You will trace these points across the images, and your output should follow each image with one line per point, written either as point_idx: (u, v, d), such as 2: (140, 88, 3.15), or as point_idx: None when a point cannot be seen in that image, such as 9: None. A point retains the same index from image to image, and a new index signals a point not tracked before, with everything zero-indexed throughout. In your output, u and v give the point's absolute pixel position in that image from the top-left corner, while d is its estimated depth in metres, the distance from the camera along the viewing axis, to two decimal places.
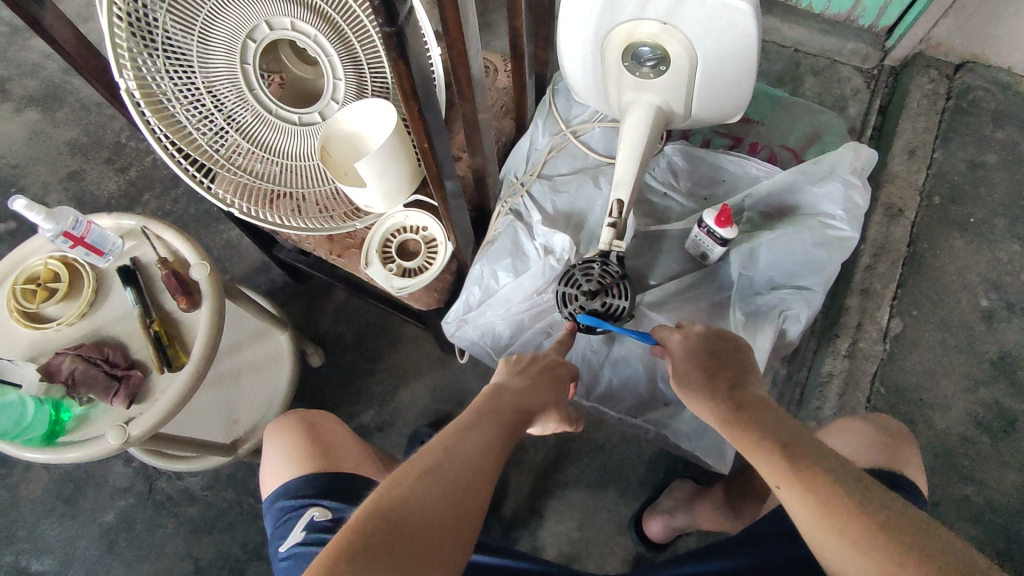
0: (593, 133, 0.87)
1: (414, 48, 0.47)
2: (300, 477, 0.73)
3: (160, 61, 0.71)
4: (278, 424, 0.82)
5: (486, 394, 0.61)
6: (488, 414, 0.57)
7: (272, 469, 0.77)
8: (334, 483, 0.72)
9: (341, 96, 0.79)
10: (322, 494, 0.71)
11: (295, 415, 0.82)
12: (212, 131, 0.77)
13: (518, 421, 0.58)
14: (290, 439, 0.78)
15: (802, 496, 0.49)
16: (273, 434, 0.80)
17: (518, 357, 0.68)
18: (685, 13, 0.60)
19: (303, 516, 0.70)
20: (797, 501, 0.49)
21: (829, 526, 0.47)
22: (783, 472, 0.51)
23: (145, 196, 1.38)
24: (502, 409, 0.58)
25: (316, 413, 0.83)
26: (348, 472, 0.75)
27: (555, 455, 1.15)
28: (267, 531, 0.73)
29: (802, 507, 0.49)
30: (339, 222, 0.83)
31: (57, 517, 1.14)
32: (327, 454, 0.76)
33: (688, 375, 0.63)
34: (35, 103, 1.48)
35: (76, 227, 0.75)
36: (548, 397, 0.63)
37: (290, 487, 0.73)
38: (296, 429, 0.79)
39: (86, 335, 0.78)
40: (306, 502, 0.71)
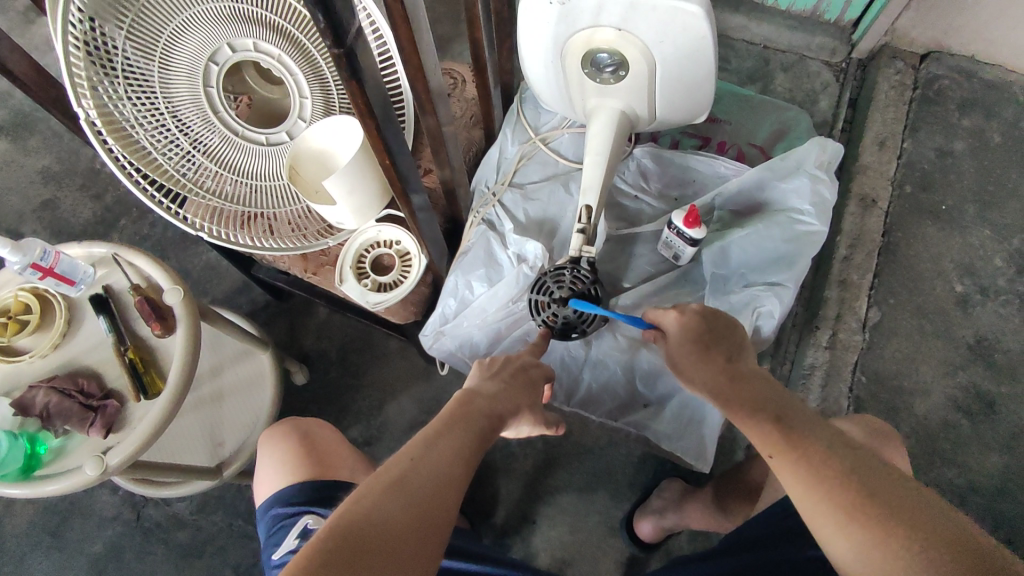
0: (562, 139, 0.88)
1: (366, 67, 0.48)
2: (293, 485, 0.72)
3: (121, 88, 0.71)
4: (269, 433, 0.81)
5: (457, 399, 0.61)
6: (456, 418, 0.57)
7: (264, 480, 0.76)
8: (325, 491, 0.71)
9: (308, 115, 0.79)
10: (314, 501, 0.71)
11: (287, 426, 0.81)
12: (178, 155, 0.76)
13: (487, 423, 0.58)
14: (283, 449, 0.77)
15: (799, 473, 0.49)
16: (264, 443, 0.80)
17: (491, 361, 0.68)
18: (640, 18, 0.61)
19: (296, 525, 0.69)
20: (795, 480, 0.49)
21: (819, 500, 0.47)
22: (780, 445, 0.51)
23: (121, 221, 1.38)
24: (474, 415, 0.58)
25: (308, 422, 0.83)
26: (339, 479, 0.74)
27: (544, 461, 1.15)
28: (261, 537, 0.72)
29: (796, 483, 0.49)
30: (312, 240, 0.82)
31: (44, 550, 1.13)
32: (318, 461, 0.76)
33: (681, 353, 0.63)
34: (6, 133, 1.47)
35: (44, 257, 0.74)
36: (519, 400, 0.63)
37: (284, 494, 0.72)
38: (289, 437, 0.79)
39: (60, 367, 0.77)
40: (298, 510, 0.70)
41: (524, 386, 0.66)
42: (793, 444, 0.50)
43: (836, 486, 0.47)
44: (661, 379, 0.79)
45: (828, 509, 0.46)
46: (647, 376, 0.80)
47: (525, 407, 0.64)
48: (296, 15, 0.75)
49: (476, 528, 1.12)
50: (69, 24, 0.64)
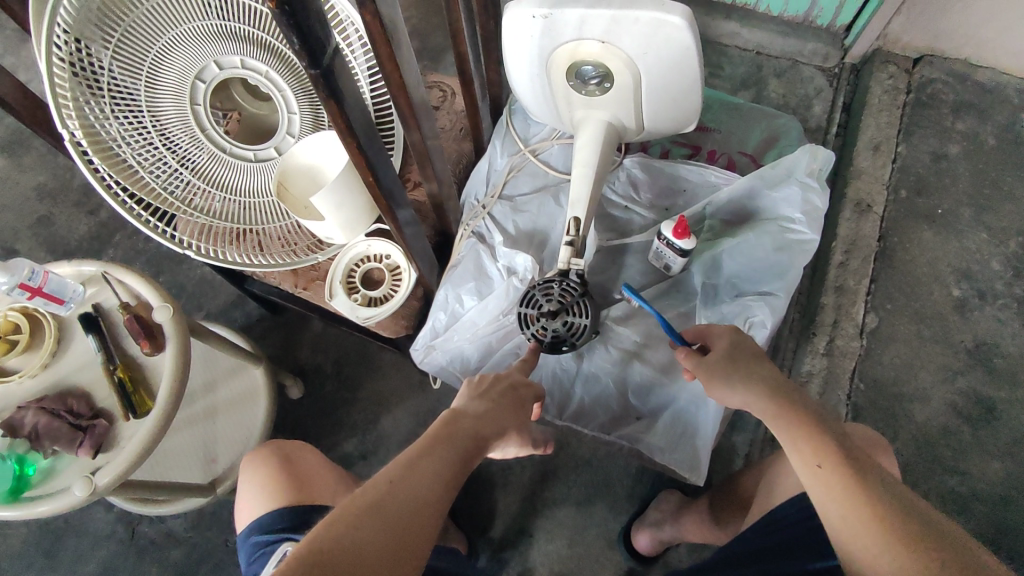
0: (552, 150, 0.87)
1: (345, 86, 0.48)
2: (273, 510, 0.71)
3: (107, 107, 0.71)
4: (250, 457, 0.80)
5: (445, 419, 0.60)
6: (442, 440, 0.56)
7: (245, 508, 0.75)
8: (305, 516, 0.70)
9: (296, 130, 0.80)
10: (294, 527, 0.69)
11: (268, 448, 0.80)
12: (165, 173, 0.76)
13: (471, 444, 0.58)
14: (263, 475, 0.76)
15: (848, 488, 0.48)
16: (247, 467, 0.78)
17: (481, 380, 0.67)
18: (623, 31, 0.61)
19: (275, 553, 0.67)
20: (837, 490, 0.48)
21: (863, 520, 0.46)
22: (833, 461, 0.50)
23: (116, 237, 1.38)
24: (458, 437, 0.57)
25: (288, 443, 0.81)
26: (319, 505, 0.73)
27: (540, 473, 1.15)
28: (242, 565, 0.71)
29: (839, 497, 0.48)
30: (302, 256, 0.82)
31: (38, 569, 1.13)
32: (300, 487, 0.74)
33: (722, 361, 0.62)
34: (2, 150, 1.48)
35: (33, 277, 0.75)
36: (506, 420, 0.62)
37: (264, 521, 0.71)
38: (270, 460, 0.77)
39: (49, 386, 0.77)
40: (279, 537, 0.69)
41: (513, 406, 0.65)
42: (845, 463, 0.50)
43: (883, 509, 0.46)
44: (653, 392, 0.78)
45: (864, 524, 0.46)
46: (638, 388, 0.79)
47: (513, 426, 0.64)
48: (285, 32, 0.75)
49: (474, 542, 1.12)
50: (54, 45, 0.64)
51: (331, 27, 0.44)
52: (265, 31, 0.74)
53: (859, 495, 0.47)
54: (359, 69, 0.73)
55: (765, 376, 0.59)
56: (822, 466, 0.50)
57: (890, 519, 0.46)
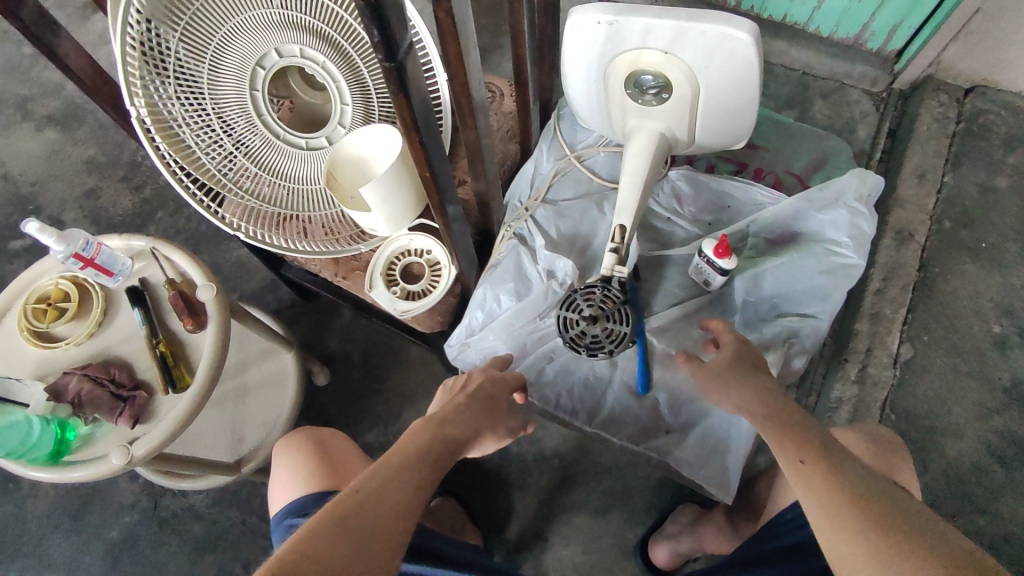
0: (597, 157, 0.88)
1: (413, 79, 0.48)
2: (308, 495, 0.72)
3: (172, 87, 0.73)
4: (283, 443, 0.81)
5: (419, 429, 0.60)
6: (415, 447, 0.57)
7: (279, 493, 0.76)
8: None
9: (348, 121, 0.81)
10: None
11: (302, 434, 0.81)
12: (220, 155, 0.78)
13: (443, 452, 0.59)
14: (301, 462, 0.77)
15: (823, 472, 0.52)
16: (280, 452, 0.79)
17: (455, 383, 0.74)
18: (688, 42, 0.62)
19: None
20: (815, 475, 0.52)
21: (832, 500, 0.50)
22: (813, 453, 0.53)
23: (158, 214, 1.42)
24: (432, 443, 0.58)
25: (324, 431, 0.83)
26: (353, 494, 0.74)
27: (559, 478, 1.15)
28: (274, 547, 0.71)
29: (816, 481, 0.51)
30: (345, 245, 0.83)
31: (63, 532, 1.15)
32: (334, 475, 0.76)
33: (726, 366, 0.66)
34: (56, 122, 1.53)
35: (87, 248, 0.76)
36: (478, 423, 0.64)
37: (298, 504, 0.71)
38: (305, 446, 0.79)
39: (93, 355, 0.79)
40: None
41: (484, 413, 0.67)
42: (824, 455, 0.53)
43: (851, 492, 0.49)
44: (687, 405, 0.78)
45: (836, 504, 0.49)
46: (671, 400, 0.78)
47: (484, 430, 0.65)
48: (343, 24, 0.75)
49: (489, 541, 1.13)
50: (127, 24, 0.66)
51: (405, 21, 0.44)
52: (324, 23, 0.75)
53: (838, 492, 0.50)
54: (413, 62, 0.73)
55: (756, 381, 0.63)
56: (805, 463, 0.53)
57: (858, 501, 0.49)
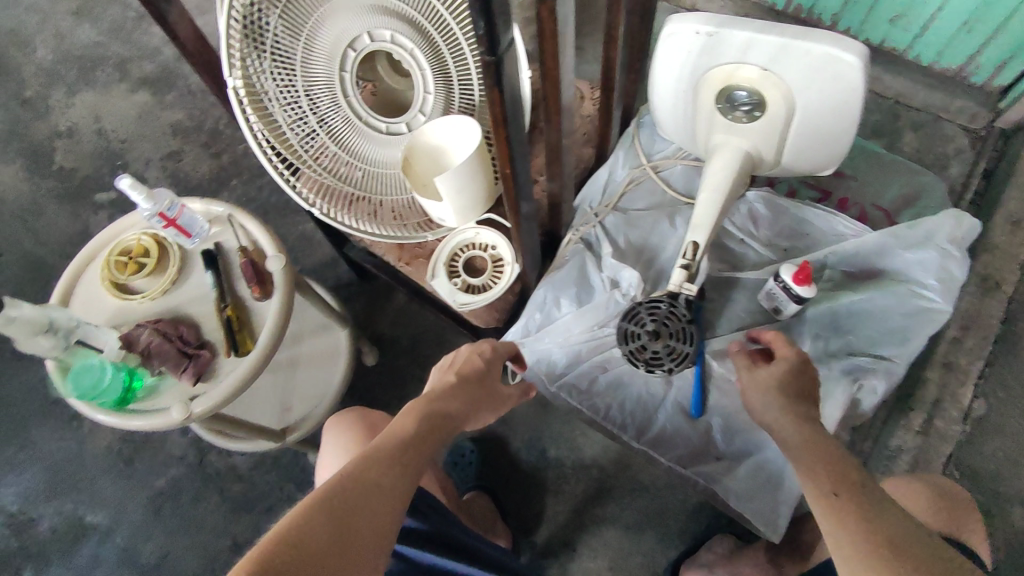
0: (674, 169, 0.87)
1: (509, 76, 0.48)
2: None
3: (267, 62, 0.74)
4: (336, 419, 0.83)
5: (408, 409, 0.62)
6: (403, 430, 0.59)
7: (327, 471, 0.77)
8: None
9: (428, 110, 0.81)
10: None
11: (355, 414, 0.83)
12: (305, 133, 0.79)
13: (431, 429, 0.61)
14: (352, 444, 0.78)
15: (850, 510, 0.49)
16: (331, 429, 0.81)
17: (450, 359, 0.71)
18: (790, 60, 0.60)
19: None
20: (844, 510, 0.49)
21: (852, 538, 0.47)
22: (846, 491, 0.51)
23: (232, 181, 1.47)
24: (422, 424, 0.60)
25: (375, 414, 0.84)
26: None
27: (594, 489, 1.14)
28: None
29: (843, 517, 0.49)
30: (412, 232, 0.84)
31: (115, 474, 1.22)
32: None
33: (780, 381, 0.64)
34: (149, 85, 1.60)
35: (171, 209, 0.80)
36: (468, 403, 0.66)
37: None
38: (356, 427, 0.80)
39: (164, 311, 0.82)
40: None
41: (475, 393, 0.68)
42: (858, 496, 0.50)
43: (876, 535, 0.47)
44: (742, 433, 0.75)
45: (858, 540, 0.47)
46: (725, 427, 0.76)
47: (473, 409, 0.67)
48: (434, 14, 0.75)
49: (517, 542, 1.14)
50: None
51: (509, 19, 0.44)
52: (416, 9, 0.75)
53: (860, 531, 0.47)
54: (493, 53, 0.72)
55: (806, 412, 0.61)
56: (837, 497, 0.51)
57: (885, 545, 0.46)
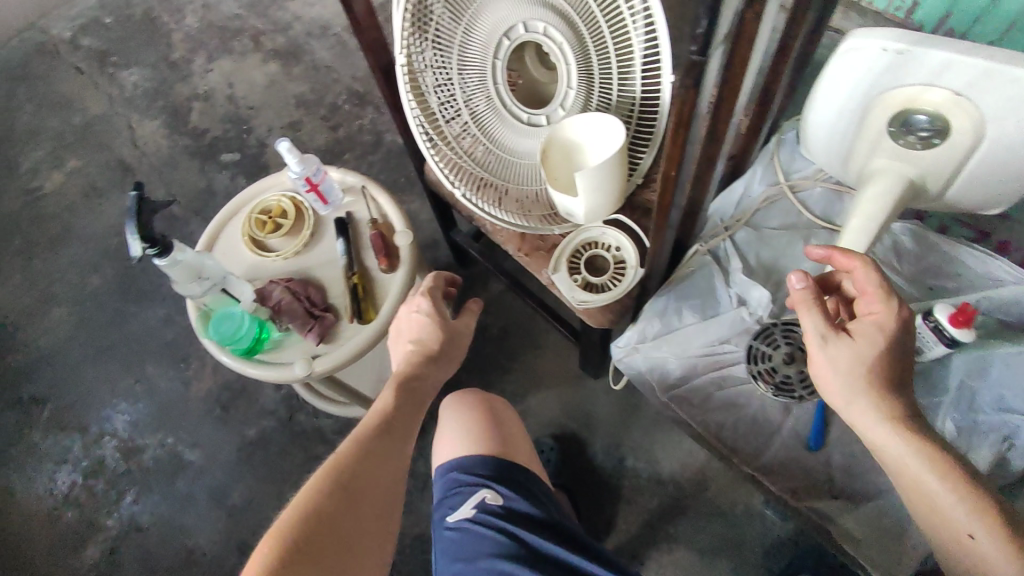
0: (813, 191, 0.83)
1: (706, 77, 0.46)
2: (476, 455, 0.75)
3: (429, 42, 0.76)
4: (455, 401, 0.85)
5: (391, 388, 0.70)
6: (381, 409, 0.68)
7: (447, 443, 0.79)
8: (507, 472, 0.73)
9: (569, 104, 0.80)
10: (495, 478, 0.72)
11: (473, 398, 0.85)
12: (451, 114, 0.81)
13: (412, 407, 0.70)
14: (472, 421, 0.81)
15: (992, 542, 0.51)
16: (450, 410, 0.84)
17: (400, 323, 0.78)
18: (988, 90, 0.57)
19: (474, 495, 0.71)
20: (986, 543, 0.51)
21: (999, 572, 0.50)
22: (983, 519, 0.51)
23: (346, 156, 1.53)
24: (396, 400, 0.69)
25: (491, 401, 0.86)
26: (521, 464, 0.76)
27: (671, 505, 1.12)
28: (435, 496, 0.75)
29: (991, 551, 0.51)
30: (538, 224, 0.85)
31: (214, 418, 1.30)
32: (503, 442, 0.78)
33: (864, 365, 0.58)
34: (279, 56, 1.69)
35: (315, 174, 0.83)
36: (435, 365, 0.73)
37: (465, 462, 0.74)
38: (475, 411, 0.83)
39: (295, 271, 0.86)
40: (479, 481, 0.72)
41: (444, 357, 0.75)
42: (994, 521, 0.51)
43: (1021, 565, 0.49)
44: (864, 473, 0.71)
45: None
46: (847, 463, 0.72)
47: (443, 368, 0.74)
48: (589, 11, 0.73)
49: None
50: None
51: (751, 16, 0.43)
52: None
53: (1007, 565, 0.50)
54: (633, 34, 0.71)
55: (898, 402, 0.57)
56: (976, 536, 0.52)
57: None
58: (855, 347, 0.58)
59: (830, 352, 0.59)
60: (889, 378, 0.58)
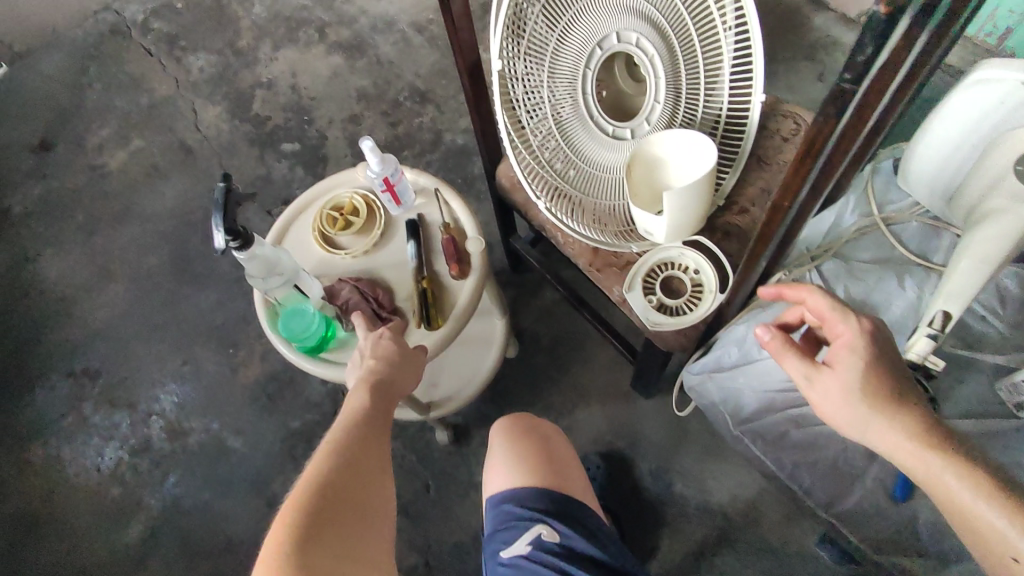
0: (908, 226, 0.79)
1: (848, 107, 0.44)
2: (530, 488, 0.72)
3: (522, 49, 0.74)
4: (505, 426, 0.83)
5: (360, 390, 0.68)
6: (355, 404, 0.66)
7: (498, 471, 0.77)
8: (564, 506, 0.71)
9: (655, 119, 0.77)
10: (552, 513, 0.70)
11: (523, 425, 0.83)
12: (537, 123, 0.79)
13: (384, 405, 0.68)
14: (523, 449, 0.79)
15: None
16: (501, 435, 0.82)
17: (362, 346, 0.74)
18: None
19: (530, 530, 0.69)
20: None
21: None
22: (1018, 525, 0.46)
23: (405, 153, 1.52)
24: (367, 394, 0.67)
25: (542, 428, 0.84)
26: (578, 498, 0.74)
27: (717, 536, 1.08)
28: (486, 528, 0.73)
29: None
30: (614, 240, 0.82)
31: (259, 407, 1.30)
32: (559, 474, 0.76)
33: (856, 386, 0.55)
34: (343, 49, 1.69)
35: (394, 175, 0.82)
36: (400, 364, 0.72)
37: (520, 494, 0.72)
38: (528, 438, 0.80)
39: (363, 271, 0.85)
40: (534, 516, 0.70)
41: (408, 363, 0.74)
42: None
43: None
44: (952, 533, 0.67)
45: None
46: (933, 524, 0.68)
47: (408, 368, 0.72)
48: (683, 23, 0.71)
49: None
50: None
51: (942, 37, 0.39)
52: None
53: None
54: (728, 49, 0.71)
55: (905, 414, 0.54)
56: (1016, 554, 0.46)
57: None
58: (839, 376, 0.56)
59: (822, 388, 0.58)
60: (890, 388, 0.55)
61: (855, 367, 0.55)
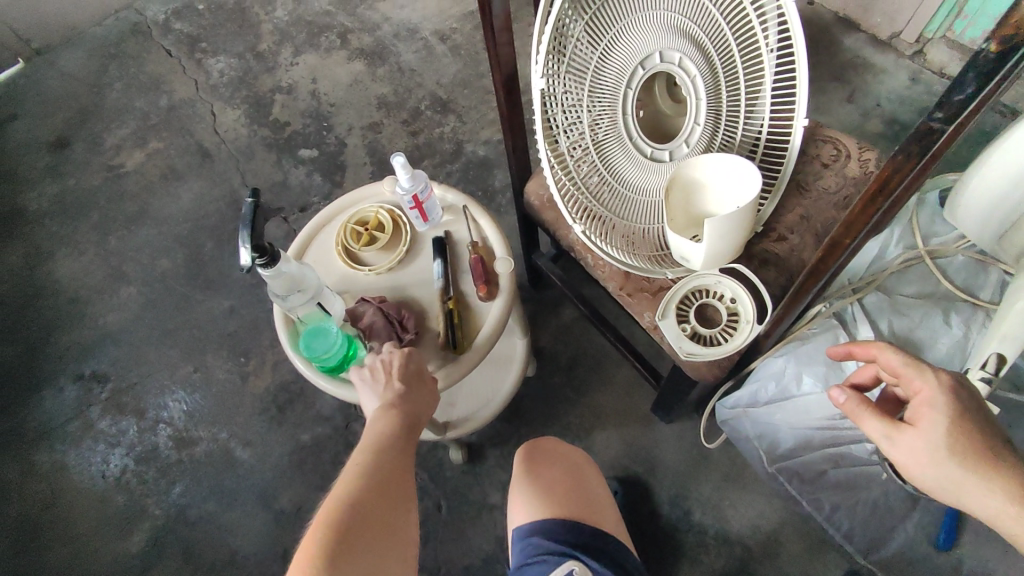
0: (954, 260, 0.77)
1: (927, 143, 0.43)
2: (560, 521, 0.69)
3: (563, 67, 0.73)
4: (533, 455, 0.80)
5: (389, 413, 0.64)
6: (388, 428, 0.63)
7: (523, 504, 0.74)
8: (595, 542, 0.68)
9: (694, 141, 0.73)
10: (583, 549, 0.67)
11: (552, 455, 0.80)
12: (576, 142, 0.77)
13: (410, 431, 0.64)
14: (553, 482, 0.75)
15: None
16: (530, 465, 0.79)
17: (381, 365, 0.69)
18: None
19: (561, 566, 0.65)
20: None
21: None
22: None
23: (424, 162, 1.50)
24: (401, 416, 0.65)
25: (571, 458, 0.81)
26: (611, 534, 0.71)
27: (738, 569, 1.05)
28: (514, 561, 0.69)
29: None
30: (648, 265, 0.79)
31: (269, 418, 1.28)
32: (587, 507, 0.73)
33: (932, 440, 0.51)
34: (364, 56, 1.67)
35: (423, 192, 0.79)
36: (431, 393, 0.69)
37: (550, 527, 0.69)
38: (556, 470, 0.78)
39: (387, 288, 0.82)
40: (565, 551, 0.67)
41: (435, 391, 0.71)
42: None
43: None
44: None
45: None
46: None
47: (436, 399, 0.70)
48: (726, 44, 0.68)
49: None
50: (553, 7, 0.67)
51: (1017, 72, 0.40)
52: (717, 17, 0.67)
53: None
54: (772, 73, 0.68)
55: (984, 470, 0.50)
56: None
57: None
58: (923, 436, 0.52)
59: (902, 448, 0.53)
60: (977, 443, 0.51)
61: (940, 428, 0.51)
